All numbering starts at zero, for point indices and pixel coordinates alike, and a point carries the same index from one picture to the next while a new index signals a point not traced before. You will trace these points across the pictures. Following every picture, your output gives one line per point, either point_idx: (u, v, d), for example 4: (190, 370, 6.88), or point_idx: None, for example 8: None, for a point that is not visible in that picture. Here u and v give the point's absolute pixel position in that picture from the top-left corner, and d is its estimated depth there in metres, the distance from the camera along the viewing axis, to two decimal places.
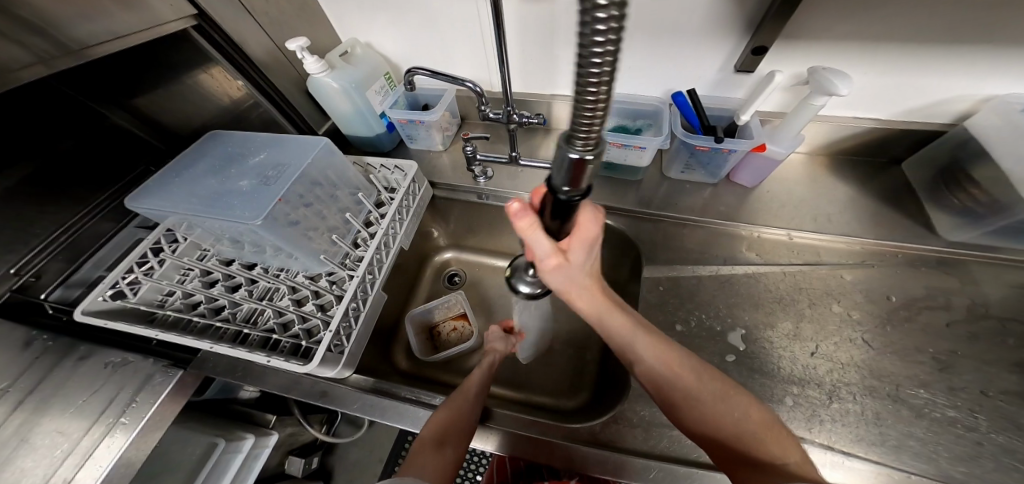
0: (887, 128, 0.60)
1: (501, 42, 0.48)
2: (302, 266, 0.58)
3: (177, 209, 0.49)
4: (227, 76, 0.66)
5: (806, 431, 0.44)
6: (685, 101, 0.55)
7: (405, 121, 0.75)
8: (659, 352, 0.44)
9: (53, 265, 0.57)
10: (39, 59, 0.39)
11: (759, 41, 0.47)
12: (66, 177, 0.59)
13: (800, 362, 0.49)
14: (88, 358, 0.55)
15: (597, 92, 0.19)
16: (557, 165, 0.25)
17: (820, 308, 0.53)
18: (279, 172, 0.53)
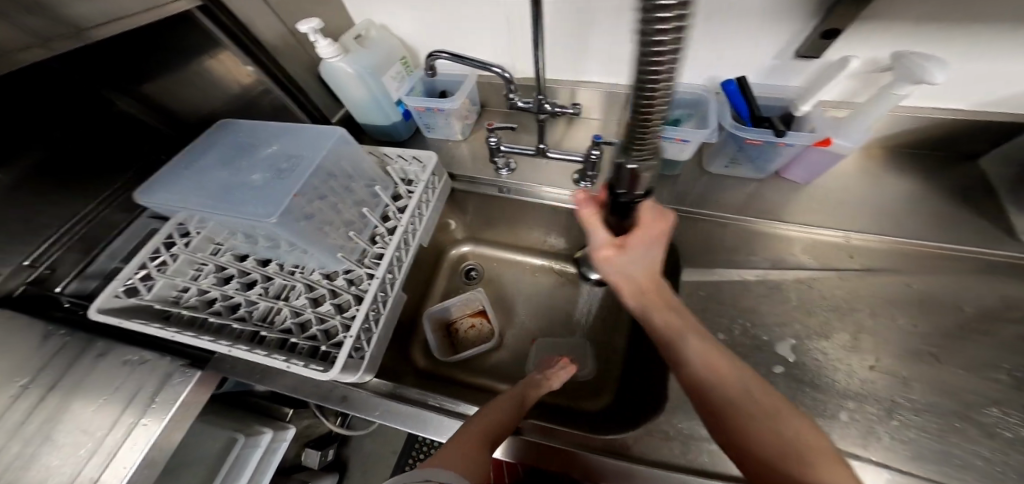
0: (962, 119, 0.54)
1: (539, 24, 0.44)
2: (318, 263, 0.55)
3: (186, 203, 0.46)
4: (237, 62, 0.63)
5: (861, 448, 0.40)
6: (737, 89, 0.51)
7: (423, 109, 0.71)
8: (700, 350, 0.40)
9: (65, 257, 0.55)
10: (36, 41, 0.35)
11: (832, 22, 0.42)
12: (79, 165, 0.57)
13: (857, 375, 0.45)
14: (107, 354, 0.53)
15: (658, 84, 0.25)
16: (619, 164, 0.36)
17: (879, 317, 0.48)
18: (293, 164, 0.50)
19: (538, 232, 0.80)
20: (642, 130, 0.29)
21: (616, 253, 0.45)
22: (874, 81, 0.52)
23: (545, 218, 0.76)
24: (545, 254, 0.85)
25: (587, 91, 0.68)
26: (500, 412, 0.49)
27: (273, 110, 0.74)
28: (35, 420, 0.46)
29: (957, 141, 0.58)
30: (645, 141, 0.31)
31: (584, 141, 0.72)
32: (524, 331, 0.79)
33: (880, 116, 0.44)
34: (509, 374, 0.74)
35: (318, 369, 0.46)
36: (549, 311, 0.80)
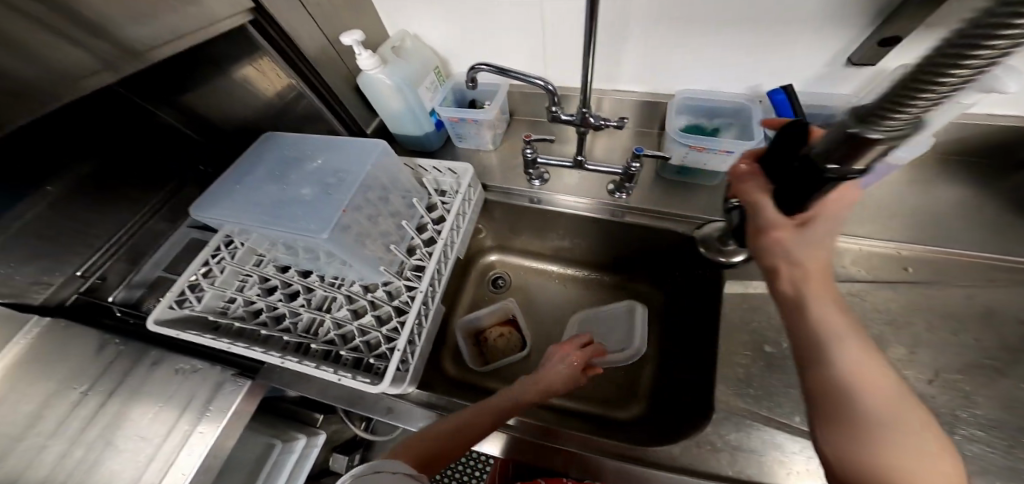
0: (1021, 126, 0.52)
1: (592, 36, 0.46)
2: (358, 275, 0.56)
3: (243, 220, 0.49)
4: (276, 68, 0.64)
5: None
6: (785, 99, 0.51)
7: (456, 119, 0.72)
8: (869, 364, 0.29)
9: (112, 268, 0.66)
10: (106, 64, 0.37)
11: (892, 31, 0.44)
12: (117, 173, 0.66)
13: (917, 389, 0.43)
14: (161, 363, 0.56)
15: (953, 81, 0.18)
16: (837, 136, 0.25)
17: (938, 331, 0.47)
18: (340, 179, 0.52)
19: (568, 242, 0.79)
20: (882, 116, 0.21)
21: (795, 235, 0.32)
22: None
23: (577, 227, 0.75)
24: (574, 264, 0.83)
25: (620, 101, 0.68)
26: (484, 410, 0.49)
27: (304, 119, 0.76)
28: (98, 424, 0.49)
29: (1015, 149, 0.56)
30: (875, 133, 0.22)
31: (617, 150, 0.72)
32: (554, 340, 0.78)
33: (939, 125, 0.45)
34: None
35: (366, 381, 0.47)
36: (579, 322, 0.79)
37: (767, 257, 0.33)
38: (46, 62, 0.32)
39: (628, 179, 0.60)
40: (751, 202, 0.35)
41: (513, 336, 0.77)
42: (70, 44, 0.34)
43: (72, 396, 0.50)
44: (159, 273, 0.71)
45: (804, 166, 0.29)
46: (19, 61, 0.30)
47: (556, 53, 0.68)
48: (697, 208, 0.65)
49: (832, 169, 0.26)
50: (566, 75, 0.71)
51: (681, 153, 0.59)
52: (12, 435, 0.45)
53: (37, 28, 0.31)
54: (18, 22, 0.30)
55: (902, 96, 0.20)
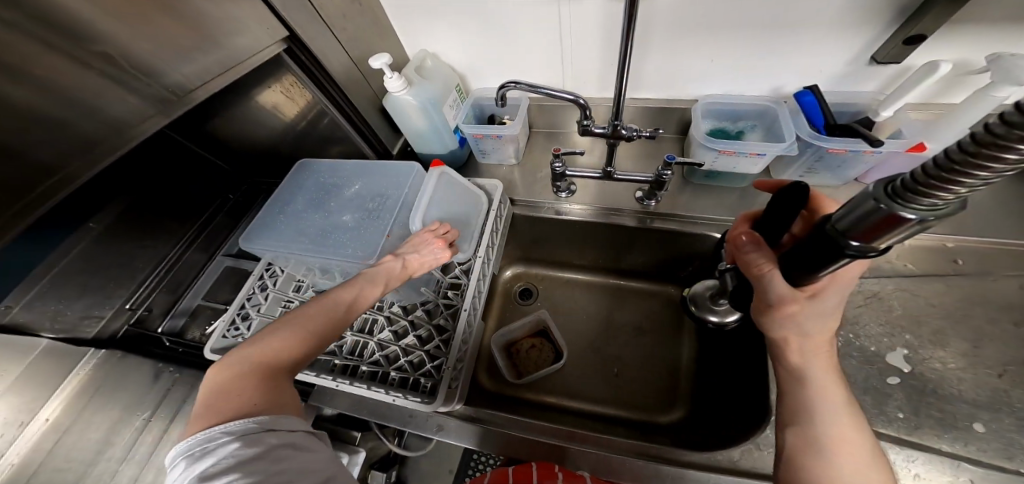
0: None
1: (624, 49, 0.47)
2: (397, 296, 0.59)
3: (290, 249, 0.51)
4: (300, 88, 0.63)
5: (1007, 461, 0.40)
6: (813, 101, 0.54)
7: (480, 135, 0.74)
8: (838, 426, 0.31)
9: (156, 300, 0.70)
10: (160, 107, 0.39)
11: (918, 28, 0.44)
12: (159, 203, 0.71)
13: (988, 384, 0.44)
14: None
15: (998, 166, 0.14)
16: (859, 205, 0.21)
17: (998, 324, 0.48)
18: (379, 204, 0.54)
19: (594, 251, 0.80)
20: (871, 224, 0.20)
21: (806, 306, 0.32)
22: (960, 83, 0.51)
23: (603, 235, 0.75)
24: (599, 271, 0.84)
25: (642, 107, 0.69)
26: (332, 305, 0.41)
27: (318, 144, 0.79)
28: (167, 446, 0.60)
29: None
30: (870, 237, 0.21)
31: (641, 155, 0.73)
32: (584, 351, 0.76)
33: (975, 119, 0.45)
34: (583, 393, 0.71)
35: (419, 400, 0.49)
36: (611, 328, 0.78)
37: (777, 328, 0.34)
38: (101, 106, 0.34)
39: (660, 186, 0.61)
40: (760, 273, 0.34)
41: (544, 345, 0.77)
42: (122, 89, 0.35)
43: (138, 421, 0.62)
44: (199, 302, 0.73)
45: (822, 236, 0.25)
46: (71, 109, 0.32)
47: (576, 65, 0.69)
48: (728, 210, 0.65)
49: (854, 246, 0.22)
50: (586, 84, 0.73)
51: (709, 157, 0.60)
52: (87, 461, 0.57)
53: (97, 75, 0.33)
54: (76, 70, 0.32)
55: (937, 173, 0.16)
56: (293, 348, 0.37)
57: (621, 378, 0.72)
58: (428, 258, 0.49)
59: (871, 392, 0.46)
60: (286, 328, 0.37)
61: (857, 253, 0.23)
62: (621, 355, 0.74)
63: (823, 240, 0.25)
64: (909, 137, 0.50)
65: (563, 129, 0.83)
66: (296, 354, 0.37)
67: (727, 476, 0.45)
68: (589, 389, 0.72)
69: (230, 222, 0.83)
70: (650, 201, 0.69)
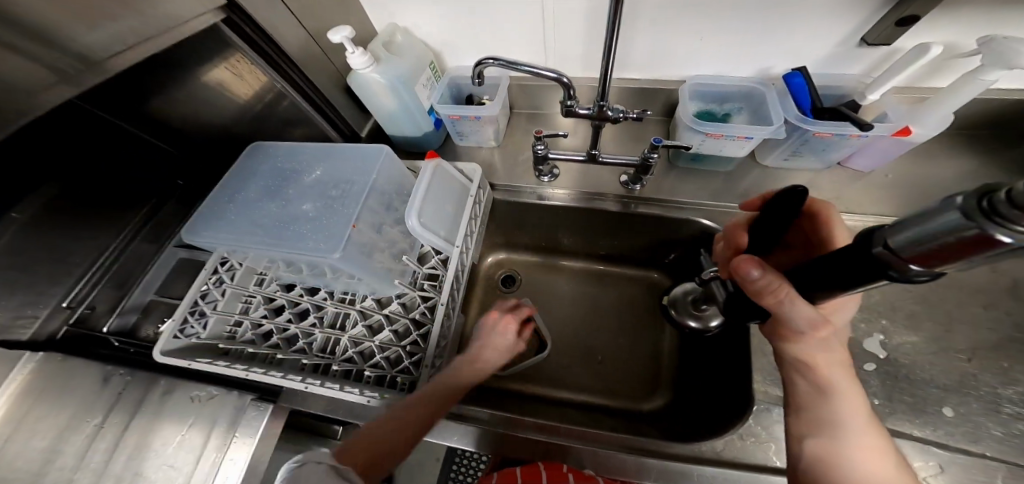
0: None
1: (613, 23, 0.43)
2: (369, 289, 0.55)
3: (244, 244, 0.46)
4: (251, 67, 0.56)
5: (972, 444, 0.46)
6: (802, 83, 0.52)
7: (457, 117, 0.69)
8: (862, 435, 0.35)
9: (102, 295, 0.63)
10: (61, 77, 0.32)
11: (912, 9, 0.43)
12: (92, 191, 0.62)
13: (957, 369, 0.51)
14: (173, 393, 0.58)
15: None
16: (935, 219, 0.18)
17: (971, 307, 0.54)
18: (344, 191, 0.49)
19: (578, 236, 0.78)
20: (929, 247, 0.19)
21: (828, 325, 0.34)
22: (949, 66, 0.51)
23: (587, 220, 0.73)
24: (581, 257, 0.82)
25: (627, 89, 0.66)
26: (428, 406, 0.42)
27: (278, 127, 0.71)
28: (123, 454, 0.53)
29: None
30: (921, 259, 0.20)
31: (625, 138, 0.70)
32: (570, 341, 0.75)
33: (963, 102, 0.46)
34: (570, 382, 0.71)
35: (397, 400, 0.47)
36: (594, 315, 0.77)
37: (806, 350, 0.36)
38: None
39: (645, 169, 0.59)
40: (781, 299, 0.33)
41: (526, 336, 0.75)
42: (19, 57, 0.29)
43: (88, 428, 0.54)
44: (151, 297, 0.68)
45: (858, 256, 0.25)
46: None
47: (559, 41, 0.64)
48: (712, 194, 0.64)
49: (912, 270, 0.21)
50: (568, 61, 0.68)
51: (697, 140, 0.58)
52: (34, 472, 0.50)
53: None
54: None
55: None
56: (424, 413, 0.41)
57: (603, 363, 0.72)
58: (504, 337, 0.55)
59: None
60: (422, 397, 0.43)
61: (901, 276, 0.23)
62: (606, 341, 0.74)
63: (860, 261, 0.25)
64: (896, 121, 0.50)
65: (545, 110, 0.79)
66: (420, 416, 0.41)
67: (716, 467, 0.47)
68: (571, 376, 0.72)
69: (182, 209, 0.75)
70: (636, 184, 0.67)
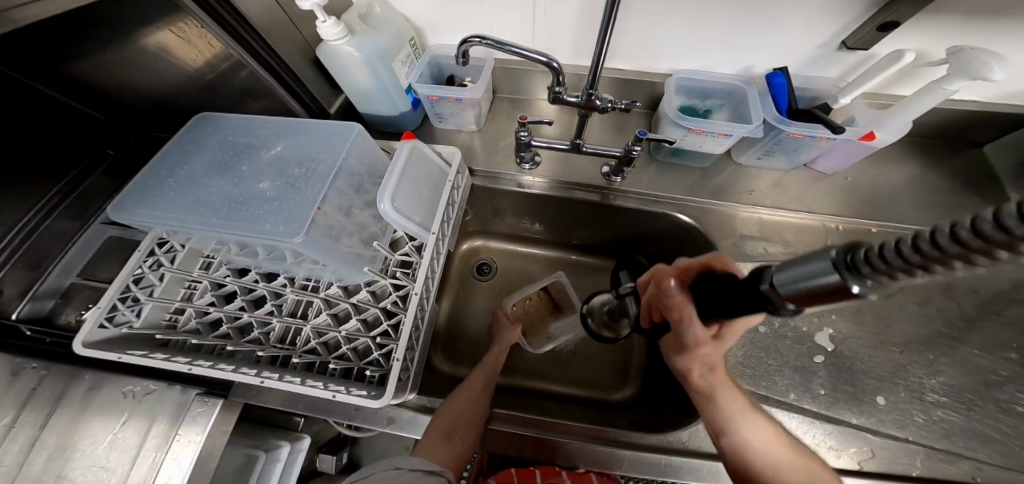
0: (986, 111, 0.57)
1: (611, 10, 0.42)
2: (335, 276, 0.52)
3: (187, 223, 0.41)
4: (202, 35, 0.48)
5: (899, 428, 0.51)
6: (783, 83, 0.54)
7: (436, 98, 0.65)
8: (754, 422, 0.41)
9: (11, 277, 0.55)
10: None
11: (892, 16, 0.45)
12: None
13: (892, 360, 0.56)
14: (101, 387, 0.51)
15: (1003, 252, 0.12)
16: (807, 271, 0.18)
17: (906, 304, 0.60)
18: (308, 170, 0.45)
19: (558, 226, 0.77)
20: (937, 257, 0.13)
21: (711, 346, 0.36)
22: (915, 74, 0.55)
23: (566, 210, 0.72)
24: (558, 246, 0.82)
25: (614, 78, 0.65)
26: (473, 393, 0.54)
27: (232, 98, 0.64)
28: (41, 456, 0.46)
29: (966, 134, 0.63)
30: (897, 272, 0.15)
31: (608, 129, 0.70)
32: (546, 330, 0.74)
33: (924, 110, 0.49)
34: (545, 373, 0.72)
35: (366, 394, 0.44)
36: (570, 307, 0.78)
37: (686, 365, 0.40)
38: None
39: (628, 162, 0.59)
40: (683, 314, 0.34)
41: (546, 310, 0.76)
42: None
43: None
44: (74, 280, 0.60)
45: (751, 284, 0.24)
46: None
47: (548, 25, 0.62)
48: (689, 189, 0.65)
49: (788, 309, 0.22)
50: (557, 46, 0.66)
51: (678, 135, 0.59)
52: None
53: None
54: None
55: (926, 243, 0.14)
56: (474, 408, 0.52)
57: (577, 354, 0.73)
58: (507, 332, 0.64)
59: (801, 370, 0.55)
60: (466, 392, 0.53)
61: (779, 310, 0.22)
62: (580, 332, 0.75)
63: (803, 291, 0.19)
64: (862, 126, 0.53)
65: (528, 96, 0.77)
66: (473, 409, 0.51)
67: (686, 456, 0.49)
68: (543, 365, 0.73)
69: (113, 182, 0.67)
70: (616, 176, 0.66)
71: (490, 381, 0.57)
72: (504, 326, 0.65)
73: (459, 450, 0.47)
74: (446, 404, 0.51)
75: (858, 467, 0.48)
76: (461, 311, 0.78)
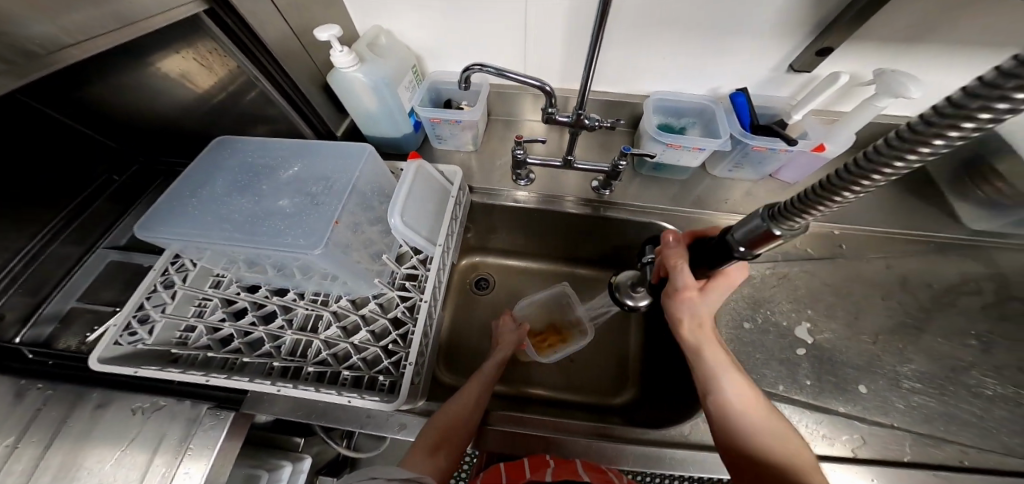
0: (918, 124, 0.66)
1: (595, 42, 0.48)
2: (345, 289, 0.54)
3: (208, 240, 0.43)
4: (224, 63, 0.53)
5: (884, 416, 0.55)
6: (744, 102, 0.62)
7: (437, 120, 0.70)
8: (738, 385, 0.45)
9: (14, 301, 0.55)
10: (13, 65, 0.29)
11: (827, 42, 0.53)
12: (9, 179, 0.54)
13: (867, 351, 0.61)
14: (108, 405, 0.51)
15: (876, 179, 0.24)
16: (755, 227, 0.33)
17: (872, 298, 0.66)
18: (324, 187, 0.48)
19: (553, 239, 0.81)
20: (827, 202, 0.26)
21: (698, 295, 0.45)
22: (852, 93, 0.63)
23: (560, 222, 0.76)
24: (553, 258, 0.86)
25: (598, 100, 0.72)
26: (469, 404, 0.53)
27: (239, 121, 0.67)
28: (46, 476, 0.45)
29: None
30: (809, 215, 0.29)
31: (595, 147, 0.76)
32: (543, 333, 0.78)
33: (862, 124, 0.57)
34: (545, 382, 0.74)
35: (380, 400, 0.46)
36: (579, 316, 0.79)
37: (678, 312, 0.47)
38: None
39: (615, 175, 0.64)
40: (674, 264, 0.46)
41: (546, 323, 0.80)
42: None
43: None
44: (74, 303, 0.60)
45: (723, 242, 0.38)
46: None
47: (537, 56, 0.69)
48: (672, 199, 0.71)
49: (740, 250, 0.36)
50: (547, 74, 0.73)
51: (658, 149, 0.65)
52: None
53: None
54: None
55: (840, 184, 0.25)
56: (466, 418, 0.52)
57: (576, 360, 0.76)
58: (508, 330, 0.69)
59: (787, 364, 0.60)
60: (458, 402, 0.53)
61: (736, 254, 0.37)
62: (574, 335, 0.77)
63: (758, 235, 0.33)
64: (813, 139, 0.60)
65: (520, 118, 0.83)
66: (465, 420, 0.51)
67: (681, 449, 0.52)
68: (543, 372, 0.75)
69: (116, 207, 0.68)
70: (604, 189, 0.72)
71: (488, 389, 0.57)
72: (507, 327, 0.69)
73: (444, 467, 0.47)
74: (436, 414, 0.52)
75: (853, 454, 0.51)
76: (462, 324, 0.81)
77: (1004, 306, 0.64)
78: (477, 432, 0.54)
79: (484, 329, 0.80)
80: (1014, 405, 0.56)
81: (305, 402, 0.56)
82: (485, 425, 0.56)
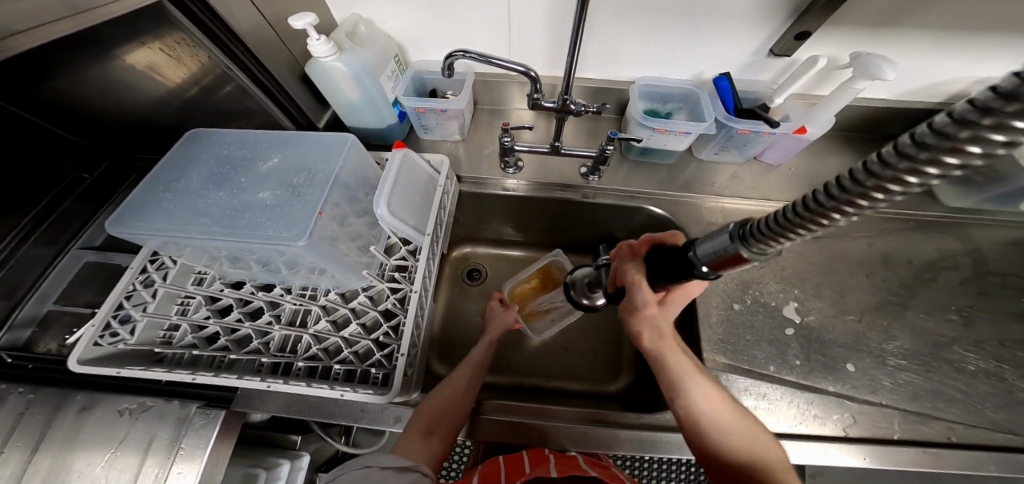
0: (897, 105, 0.68)
1: (578, 27, 0.48)
2: (334, 283, 0.53)
3: (186, 235, 0.42)
4: (194, 54, 0.51)
5: (872, 394, 0.57)
6: (727, 86, 0.62)
7: (421, 109, 0.68)
8: (704, 389, 0.46)
9: None
10: None
11: (804, 26, 0.53)
12: None
13: (854, 329, 0.63)
14: (93, 408, 0.49)
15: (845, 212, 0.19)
16: (719, 244, 0.27)
17: (856, 276, 0.67)
18: (306, 179, 0.47)
19: (543, 228, 0.81)
20: (798, 230, 0.21)
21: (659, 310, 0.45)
22: (831, 76, 0.64)
23: (550, 210, 0.76)
24: (543, 247, 0.86)
25: (584, 86, 0.71)
26: (460, 388, 0.53)
27: (216, 115, 0.65)
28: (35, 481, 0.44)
29: (886, 126, 0.73)
30: (782, 242, 0.23)
31: (583, 134, 0.75)
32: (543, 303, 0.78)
33: (841, 106, 0.58)
34: (540, 369, 0.75)
35: (372, 392, 0.46)
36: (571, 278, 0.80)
37: (639, 326, 0.47)
38: None
39: (603, 161, 0.64)
40: (634, 281, 0.42)
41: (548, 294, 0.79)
42: None
43: None
44: (52, 306, 0.58)
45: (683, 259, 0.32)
46: None
47: (521, 42, 0.68)
48: (661, 185, 0.72)
49: (704, 271, 0.30)
50: (532, 62, 0.72)
51: (644, 135, 0.65)
52: None
53: None
54: None
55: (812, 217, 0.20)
56: (455, 406, 0.51)
57: (570, 346, 0.77)
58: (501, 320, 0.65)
59: (777, 344, 0.61)
60: (447, 390, 0.53)
61: (701, 274, 0.30)
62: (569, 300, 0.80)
63: (726, 257, 0.27)
64: (795, 121, 0.61)
65: (507, 106, 0.82)
66: (455, 406, 0.51)
67: (674, 432, 0.53)
68: (538, 360, 0.76)
69: (87, 207, 0.66)
70: (593, 176, 0.72)
71: (480, 373, 0.57)
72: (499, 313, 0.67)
73: (438, 450, 0.48)
74: (425, 401, 0.52)
75: (843, 433, 0.54)
76: (455, 316, 0.81)
77: (980, 280, 0.67)
78: (467, 422, 0.55)
79: (477, 320, 0.80)
80: (990, 377, 0.59)
81: (300, 398, 0.55)
82: (477, 414, 0.56)
